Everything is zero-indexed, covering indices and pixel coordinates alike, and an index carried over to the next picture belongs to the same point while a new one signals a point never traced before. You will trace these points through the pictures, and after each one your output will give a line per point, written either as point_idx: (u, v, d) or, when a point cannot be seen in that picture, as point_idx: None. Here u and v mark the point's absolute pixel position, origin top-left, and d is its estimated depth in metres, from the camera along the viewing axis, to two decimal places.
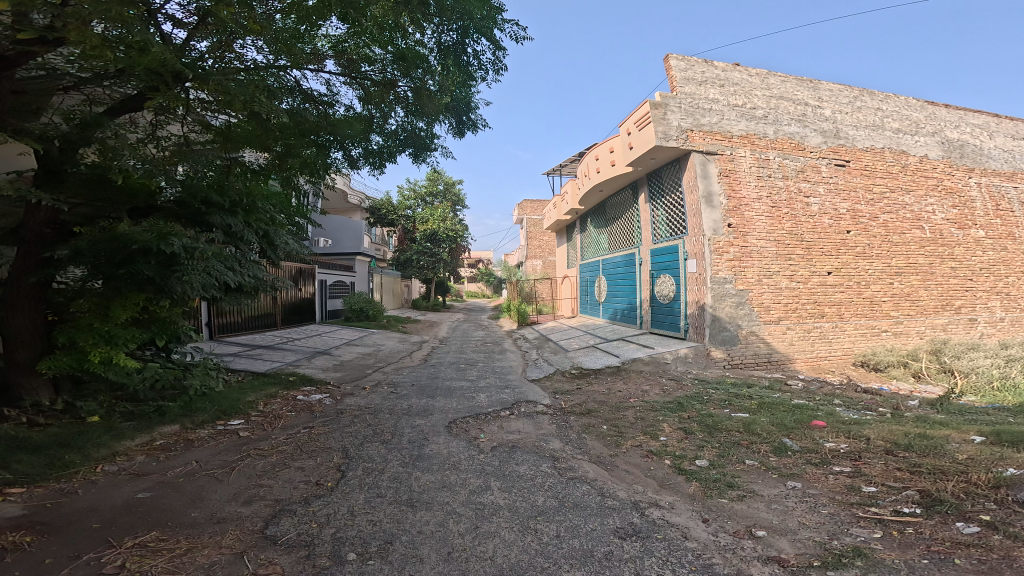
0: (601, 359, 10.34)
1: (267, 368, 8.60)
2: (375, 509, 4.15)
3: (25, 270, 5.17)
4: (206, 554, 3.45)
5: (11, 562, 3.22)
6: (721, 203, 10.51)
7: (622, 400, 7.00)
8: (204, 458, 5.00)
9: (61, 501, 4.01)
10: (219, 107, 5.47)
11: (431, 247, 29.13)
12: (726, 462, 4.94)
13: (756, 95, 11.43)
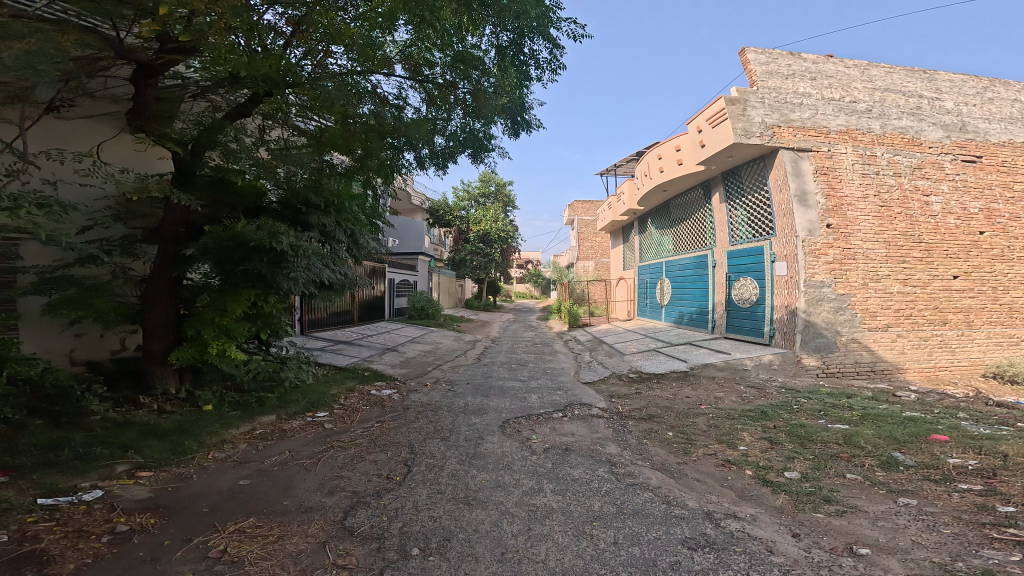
0: (665, 364, 9.50)
1: (347, 363, 9.09)
2: (437, 504, 4.17)
3: (161, 267, 5.74)
4: (295, 542, 3.66)
5: (137, 543, 3.57)
6: (817, 202, 9.60)
7: (696, 404, 6.47)
8: (294, 448, 5.30)
9: (179, 485, 4.44)
10: (316, 111, 5.62)
11: (484, 247, 29.74)
12: (823, 475, 4.36)
13: (855, 88, 10.48)
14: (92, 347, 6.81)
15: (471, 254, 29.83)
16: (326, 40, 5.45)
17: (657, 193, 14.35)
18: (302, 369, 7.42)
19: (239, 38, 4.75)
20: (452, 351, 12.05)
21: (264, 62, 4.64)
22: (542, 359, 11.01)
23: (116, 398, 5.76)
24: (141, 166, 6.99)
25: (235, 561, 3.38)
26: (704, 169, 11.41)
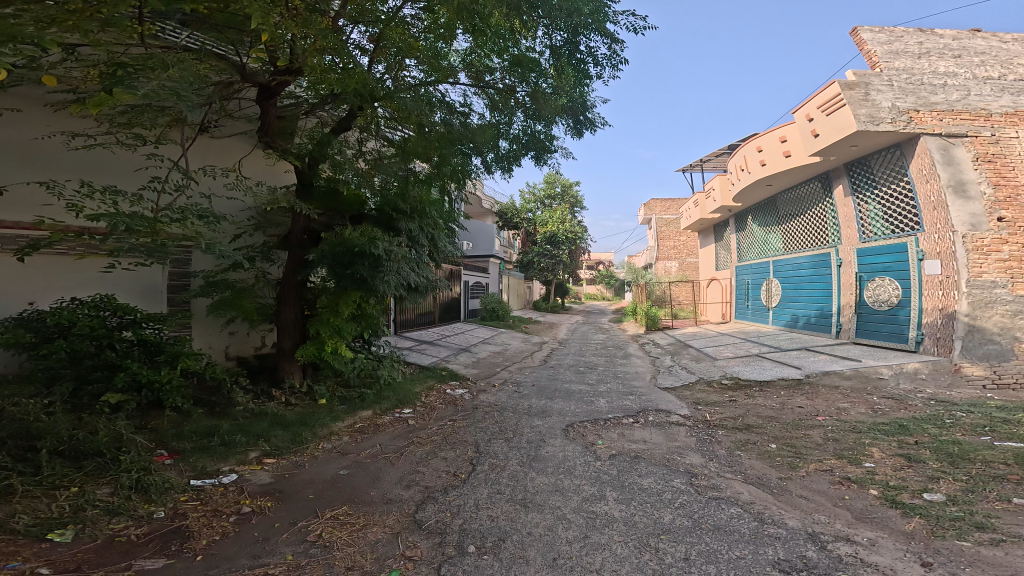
0: (773, 371, 7.91)
1: (428, 362, 9.00)
2: (494, 505, 4.02)
3: (289, 272, 5.95)
4: (375, 532, 3.71)
5: (255, 523, 3.79)
6: (982, 191, 7.87)
7: (810, 415, 5.38)
8: (386, 442, 5.37)
9: (294, 473, 4.65)
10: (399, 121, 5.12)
11: (551, 249, 27.53)
12: (977, 498, 3.37)
13: (1019, 64, 8.85)
14: (241, 344, 7.26)
15: (539, 255, 27.95)
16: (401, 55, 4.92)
17: (760, 186, 12.62)
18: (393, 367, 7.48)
19: (334, 59, 4.33)
20: (521, 353, 11.62)
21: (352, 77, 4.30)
22: (612, 361, 10.09)
23: (254, 390, 6.08)
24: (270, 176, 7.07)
25: (324, 546, 3.51)
26: (820, 161, 10.03)
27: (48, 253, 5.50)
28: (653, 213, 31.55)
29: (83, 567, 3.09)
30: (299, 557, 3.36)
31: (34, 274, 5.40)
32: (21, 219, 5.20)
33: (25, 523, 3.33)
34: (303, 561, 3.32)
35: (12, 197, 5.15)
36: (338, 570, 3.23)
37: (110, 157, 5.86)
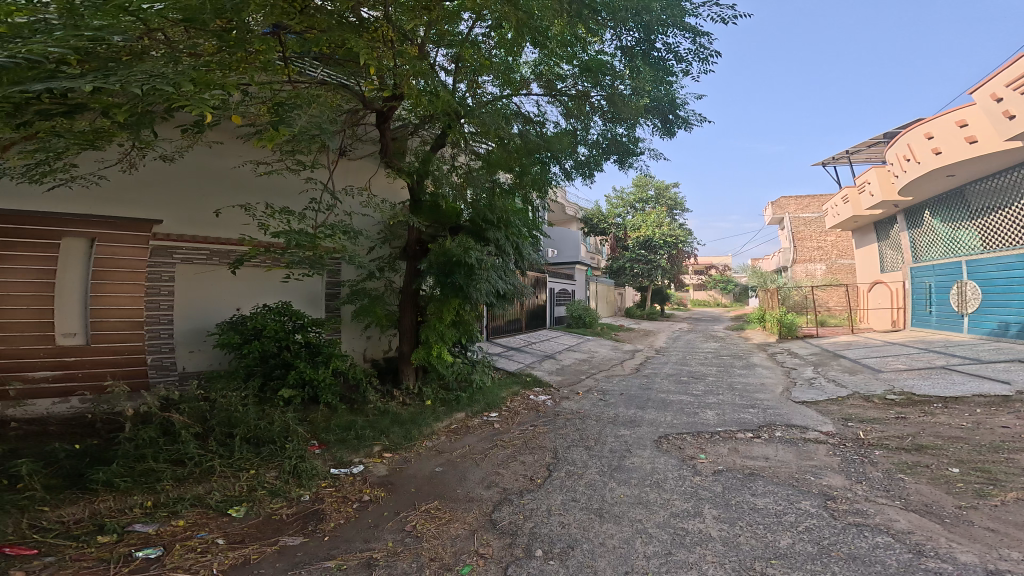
0: (959, 387, 5.63)
1: (514, 368, 7.97)
2: (567, 511, 3.44)
3: (406, 279, 5.56)
4: (459, 526, 3.30)
5: (360, 514, 3.49)
6: None
7: (1016, 438, 3.92)
8: (477, 445, 4.76)
9: (400, 468, 4.23)
10: (477, 136, 4.87)
11: (647, 254, 22.10)
12: None
13: None
14: (377, 348, 6.81)
15: (631, 260, 22.56)
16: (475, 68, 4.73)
17: (938, 177, 10.17)
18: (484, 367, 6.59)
19: (420, 78, 3.96)
20: (612, 359, 9.88)
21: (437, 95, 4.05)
22: (730, 372, 8.12)
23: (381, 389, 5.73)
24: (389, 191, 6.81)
25: (415, 536, 3.18)
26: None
27: (246, 266, 5.65)
28: (787, 212, 24.55)
29: (240, 540, 3.13)
30: (398, 545, 3.08)
31: (231, 282, 5.56)
32: (230, 238, 5.50)
33: (216, 498, 3.54)
34: (402, 550, 3.02)
35: (223, 218, 5.45)
36: (421, 561, 2.88)
37: (281, 180, 5.97)
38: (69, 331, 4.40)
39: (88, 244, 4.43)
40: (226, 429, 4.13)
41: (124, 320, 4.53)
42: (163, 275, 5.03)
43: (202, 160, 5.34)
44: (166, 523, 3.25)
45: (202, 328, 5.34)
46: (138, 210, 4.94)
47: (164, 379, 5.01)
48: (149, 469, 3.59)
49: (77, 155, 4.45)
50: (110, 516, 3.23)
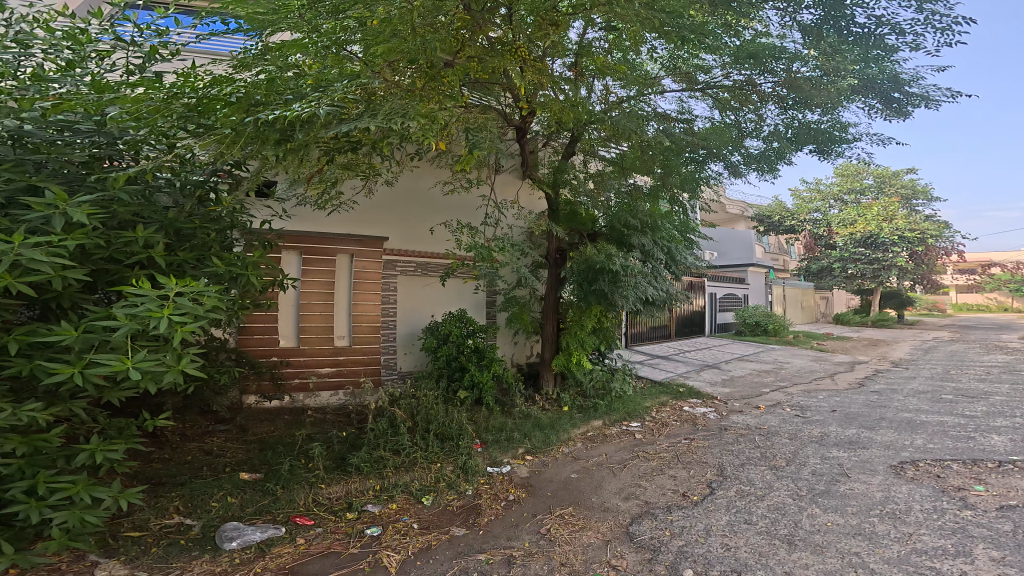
0: None
1: (665, 378, 6.55)
2: (734, 534, 2.81)
3: (546, 287, 5.00)
4: (590, 535, 2.93)
5: (503, 514, 3.19)
6: None
7: None
8: (612, 453, 4.01)
9: (541, 468, 3.76)
10: (609, 139, 4.45)
11: (867, 253, 17.07)
12: None
13: None
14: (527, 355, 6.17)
15: (840, 260, 18.12)
16: (599, 74, 3.92)
17: None
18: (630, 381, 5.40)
19: (548, 91, 3.71)
20: (805, 370, 7.61)
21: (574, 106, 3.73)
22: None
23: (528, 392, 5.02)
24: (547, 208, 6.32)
25: (550, 538, 2.91)
26: None
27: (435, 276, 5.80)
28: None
29: (426, 526, 3.06)
30: (535, 547, 2.83)
31: (432, 290, 5.78)
32: (432, 253, 5.76)
33: (416, 484, 3.43)
34: (541, 553, 2.76)
35: (434, 235, 5.76)
36: (551, 565, 2.63)
37: (462, 199, 6.03)
38: (339, 334, 5.22)
39: (350, 260, 5.29)
40: (427, 424, 3.94)
41: (369, 324, 5.32)
42: (391, 287, 5.48)
43: (410, 185, 5.65)
44: (383, 505, 3.27)
45: (412, 332, 5.63)
46: (369, 230, 5.41)
47: (392, 375, 5.46)
48: (378, 455, 3.63)
49: (341, 184, 5.05)
50: (353, 495, 3.35)
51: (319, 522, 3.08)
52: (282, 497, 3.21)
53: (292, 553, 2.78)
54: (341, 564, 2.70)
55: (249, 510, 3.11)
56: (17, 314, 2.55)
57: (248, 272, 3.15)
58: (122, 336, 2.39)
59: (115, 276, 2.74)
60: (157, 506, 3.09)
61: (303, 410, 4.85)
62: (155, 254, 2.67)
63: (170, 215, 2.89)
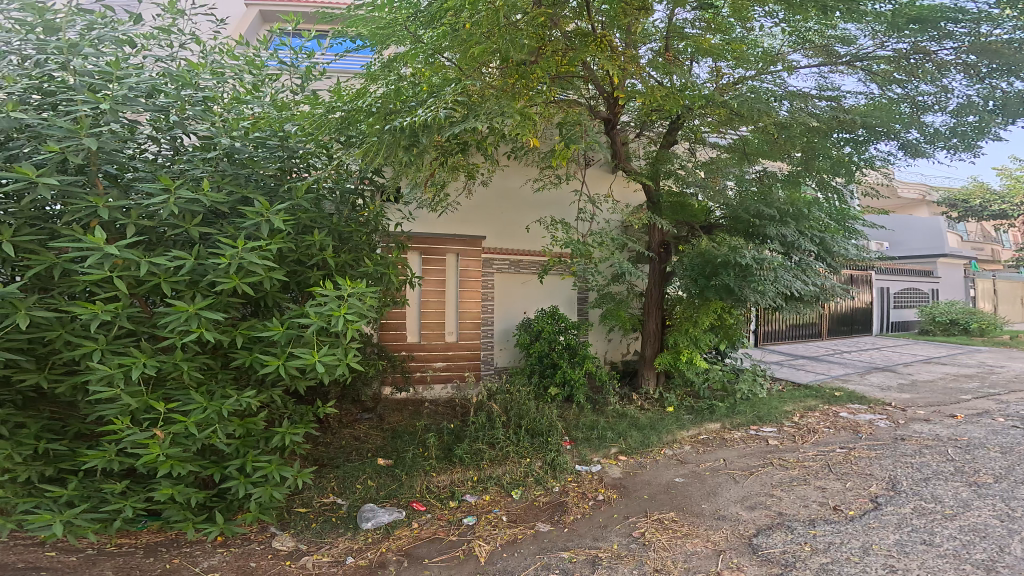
0: None
1: (810, 379, 5.92)
2: (903, 556, 2.19)
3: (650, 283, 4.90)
4: (694, 544, 2.58)
5: (595, 513, 2.92)
6: None
7: None
8: (728, 458, 3.45)
9: (635, 471, 3.40)
10: (731, 127, 4.63)
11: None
12: None
13: None
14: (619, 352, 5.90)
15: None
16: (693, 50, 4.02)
17: None
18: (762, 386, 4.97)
19: (635, 78, 3.71)
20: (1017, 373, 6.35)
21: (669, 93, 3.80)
22: None
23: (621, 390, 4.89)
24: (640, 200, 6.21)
25: (644, 542, 2.66)
26: None
27: (531, 274, 5.82)
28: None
29: (514, 519, 2.95)
30: (624, 550, 2.62)
31: (527, 288, 5.82)
32: (529, 251, 5.79)
33: (506, 477, 3.29)
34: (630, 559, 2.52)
35: (529, 233, 5.75)
36: (643, 570, 2.42)
37: (554, 196, 6.01)
38: (447, 330, 5.30)
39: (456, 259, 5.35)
40: (519, 419, 3.73)
41: (472, 322, 5.39)
42: (491, 284, 5.56)
43: (504, 185, 5.69)
44: (480, 496, 3.20)
45: (507, 329, 5.69)
46: (470, 230, 5.56)
47: (490, 370, 5.55)
48: (476, 447, 3.49)
49: (447, 187, 5.17)
50: (452, 482, 3.30)
51: (428, 507, 3.08)
52: (405, 482, 3.21)
53: (407, 537, 2.86)
54: (443, 550, 2.73)
55: (382, 493, 3.18)
56: (236, 313, 3.08)
57: (391, 273, 3.25)
58: (312, 331, 2.86)
59: (303, 276, 3.06)
60: (316, 486, 3.36)
61: (422, 402, 4.97)
62: (328, 257, 2.93)
63: (336, 221, 3.10)
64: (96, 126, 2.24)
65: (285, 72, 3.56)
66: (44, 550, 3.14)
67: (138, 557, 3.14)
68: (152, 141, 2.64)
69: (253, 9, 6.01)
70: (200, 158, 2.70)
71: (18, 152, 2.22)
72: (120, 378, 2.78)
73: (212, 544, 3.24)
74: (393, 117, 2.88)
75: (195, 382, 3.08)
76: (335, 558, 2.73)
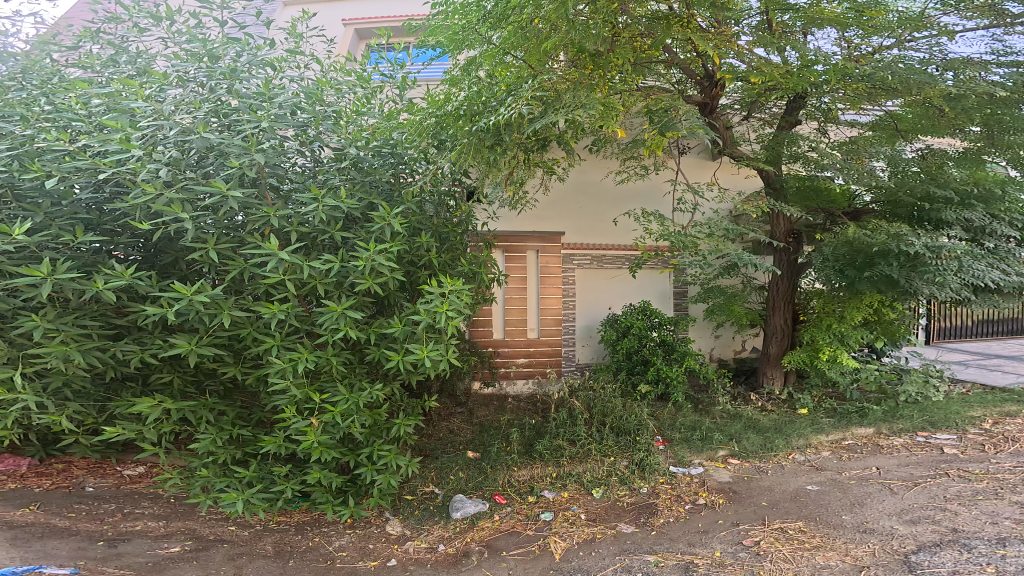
0: None
1: (1009, 382, 5.58)
2: None
3: (777, 276, 5.06)
4: (825, 556, 2.37)
5: (700, 515, 2.88)
6: None
7: None
8: (887, 465, 3.45)
9: (754, 476, 3.35)
10: (874, 104, 4.72)
11: None
12: None
13: None
14: (726, 347, 6.21)
15: None
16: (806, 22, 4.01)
17: None
18: (936, 386, 4.82)
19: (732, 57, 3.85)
20: None
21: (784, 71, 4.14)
22: None
23: (733, 391, 5.07)
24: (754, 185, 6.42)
25: (756, 552, 2.47)
26: None
27: (620, 269, 5.99)
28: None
29: (592, 519, 2.95)
30: (728, 557, 2.46)
31: (613, 284, 6.00)
32: (620, 244, 5.99)
33: (587, 476, 3.28)
34: (733, 566, 2.37)
35: (617, 226, 5.95)
36: None
37: (642, 185, 6.13)
38: (529, 326, 5.49)
39: (537, 256, 5.54)
40: (603, 416, 3.70)
41: (554, 319, 5.50)
42: (571, 280, 5.81)
43: (583, 179, 5.90)
44: (557, 492, 3.24)
45: (591, 325, 5.94)
46: (550, 225, 5.81)
47: (571, 366, 5.81)
48: (555, 444, 3.48)
49: (525, 185, 5.45)
50: (533, 477, 3.33)
51: (509, 501, 3.15)
52: (488, 474, 3.31)
53: (489, 528, 2.95)
54: (522, 543, 2.77)
55: (471, 483, 3.30)
56: (369, 311, 3.36)
57: (481, 271, 3.68)
58: (421, 328, 3.05)
59: (416, 275, 3.39)
60: (420, 474, 3.52)
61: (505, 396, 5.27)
62: (434, 257, 3.33)
63: (437, 222, 3.50)
64: (258, 143, 2.83)
65: (387, 83, 3.98)
66: (228, 525, 3.56)
67: (292, 534, 3.42)
68: (300, 152, 3.18)
69: (350, 28, 6.46)
70: (336, 167, 3.24)
71: (212, 169, 2.80)
72: (292, 371, 3.07)
73: (344, 526, 3.40)
74: (479, 118, 3.40)
75: (340, 375, 3.32)
76: (431, 545, 2.87)
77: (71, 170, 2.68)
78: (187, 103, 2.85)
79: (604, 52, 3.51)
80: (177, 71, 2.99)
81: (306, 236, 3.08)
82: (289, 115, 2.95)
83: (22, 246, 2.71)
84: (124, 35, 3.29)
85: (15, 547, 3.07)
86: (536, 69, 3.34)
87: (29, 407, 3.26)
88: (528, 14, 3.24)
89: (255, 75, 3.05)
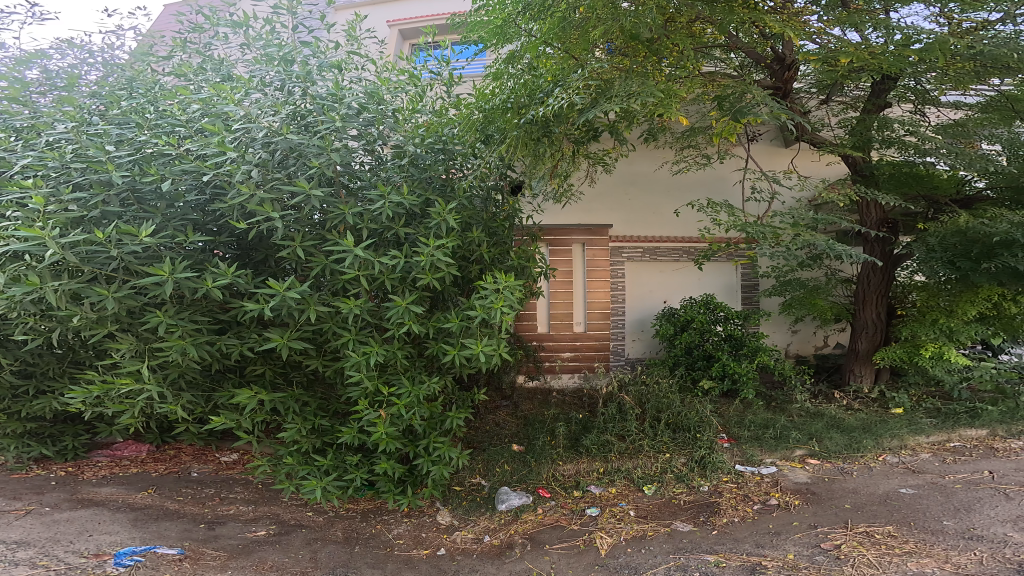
0: None
1: None
2: None
3: (867, 270, 5.21)
4: (919, 562, 2.58)
5: (772, 514, 3.19)
6: None
7: None
8: (1001, 470, 3.68)
9: (837, 477, 3.67)
10: (983, 84, 4.48)
11: None
12: None
13: None
14: (803, 342, 6.41)
15: None
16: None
17: None
18: None
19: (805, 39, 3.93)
20: None
21: (870, 52, 3.93)
22: None
23: (814, 389, 5.31)
24: (835, 173, 6.37)
25: (837, 557, 2.68)
26: None
27: (681, 262, 6.28)
28: None
29: (643, 515, 3.27)
30: (802, 560, 2.68)
31: (670, 278, 6.28)
32: (685, 236, 6.26)
33: (638, 472, 3.70)
34: (807, 568, 2.60)
35: (679, 217, 6.23)
36: None
37: (705, 172, 6.33)
38: (576, 321, 5.90)
39: (583, 250, 5.93)
40: (657, 412, 4.18)
41: (600, 312, 5.88)
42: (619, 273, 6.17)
43: (632, 171, 6.25)
44: (604, 487, 3.62)
45: (645, 319, 6.24)
46: (600, 219, 6.20)
47: (620, 361, 6.16)
48: (603, 440, 3.94)
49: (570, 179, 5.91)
50: (579, 472, 3.76)
51: (552, 495, 3.55)
52: (532, 470, 3.74)
53: (532, 521, 3.31)
54: (566, 537, 3.11)
55: (515, 477, 3.70)
56: (427, 306, 3.49)
57: (530, 264, 3.97)
58: (476, 323, 3.17)
59: (469, 272, 3.68)
60: (468, 467, 3.88)
61: (550, 390, 5.59)
62: (485, 252, 3.65)
63: (487, 218, 3.82)
64: (330, 144, 3.20)
65: (435, 79, 4.32)
66: (307, 511, 3.76)
67: (359, 521, 3.57)
68: (365, 151, 3.54)
69: (394, 28, 7.07)
70: (396, 164, 3.61)
71: (294, 169, 3.18)
72: (364, 364, 3.23)
73: (402, 514, 3.57)
74: (526, 110, 3.87)
75: (404, 368, 3.45)
76: (477, 536, 3.22)
77: (179, 173, 3.13)
78: (270, 105, 3.21)
79: (657, 38, 3.80)
80: (258, 75, 3.42)
81: (375, 232, 3.33)
82: (357, 115, 3.35)
83: (146, 248, 3.13)
84: (211, 44, 3.98)
85: (135, 529, 3.40)
86: (582, 59, 3.81)
87: (152, 397, 3.48)
88: (571, 5, 3.66)
89: (325, 78, 3.51)
